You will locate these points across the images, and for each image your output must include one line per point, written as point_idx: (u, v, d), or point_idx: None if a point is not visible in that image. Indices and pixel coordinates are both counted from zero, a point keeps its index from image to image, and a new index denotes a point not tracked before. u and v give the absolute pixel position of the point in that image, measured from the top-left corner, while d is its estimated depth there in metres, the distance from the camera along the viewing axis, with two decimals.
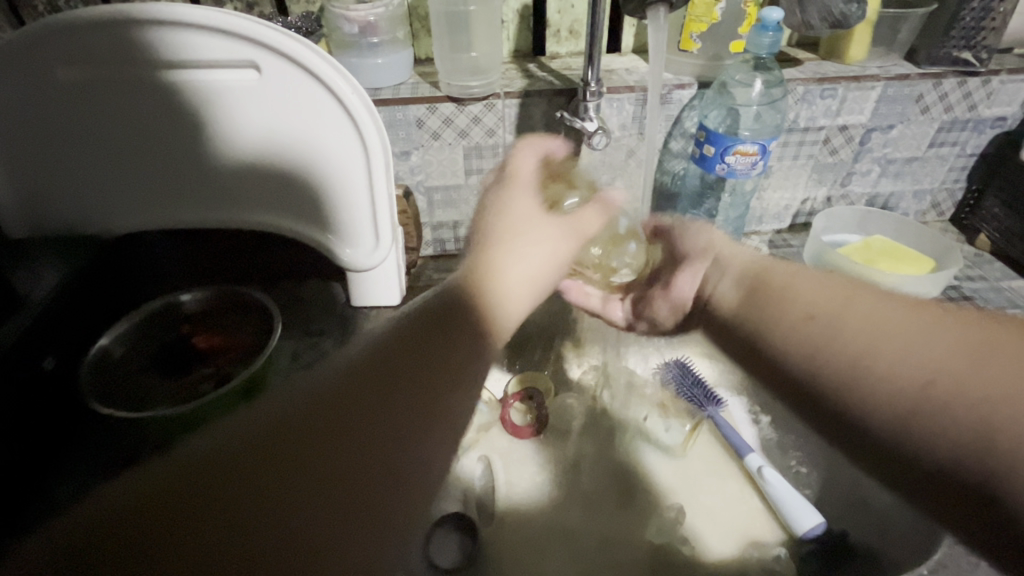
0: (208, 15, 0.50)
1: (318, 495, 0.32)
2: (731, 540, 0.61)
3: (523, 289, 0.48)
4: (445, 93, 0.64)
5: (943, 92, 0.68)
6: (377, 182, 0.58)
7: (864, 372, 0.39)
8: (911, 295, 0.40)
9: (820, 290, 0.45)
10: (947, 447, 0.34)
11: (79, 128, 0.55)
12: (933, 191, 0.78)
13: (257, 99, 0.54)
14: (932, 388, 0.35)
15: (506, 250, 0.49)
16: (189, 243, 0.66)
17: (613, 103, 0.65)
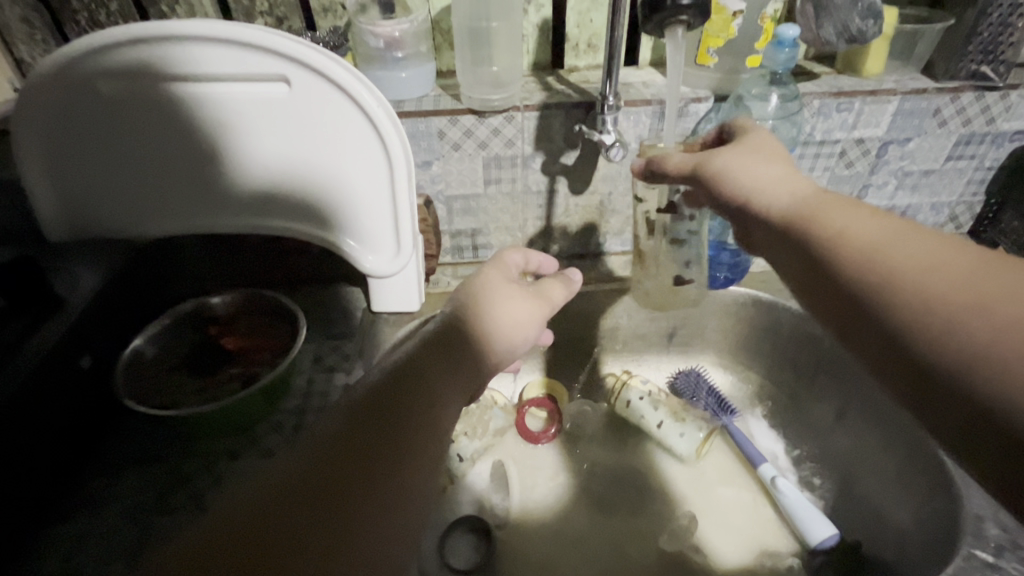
0: (245, 30, 0.52)
1: (325, 502, 0.31)
2: (745, 549, 0.61)
3: (514, 326, 0.48)
4: (466, 106, 0.66)
5: (960, 106, 0.69)
6: (399, 191, 0.61)
7: (863, 293, 0.35)
8: (943, 245, 0.33)
9: (855, 225, 0.37)
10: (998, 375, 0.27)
11: (119, 138, 0.57)
12: (951, 204, 0.78)
13: (287, 112, 0.57)
14: (930, 301, 0.31)
15: (493, 299, 0.47)
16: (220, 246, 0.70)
17: (631, 116, 0.67)
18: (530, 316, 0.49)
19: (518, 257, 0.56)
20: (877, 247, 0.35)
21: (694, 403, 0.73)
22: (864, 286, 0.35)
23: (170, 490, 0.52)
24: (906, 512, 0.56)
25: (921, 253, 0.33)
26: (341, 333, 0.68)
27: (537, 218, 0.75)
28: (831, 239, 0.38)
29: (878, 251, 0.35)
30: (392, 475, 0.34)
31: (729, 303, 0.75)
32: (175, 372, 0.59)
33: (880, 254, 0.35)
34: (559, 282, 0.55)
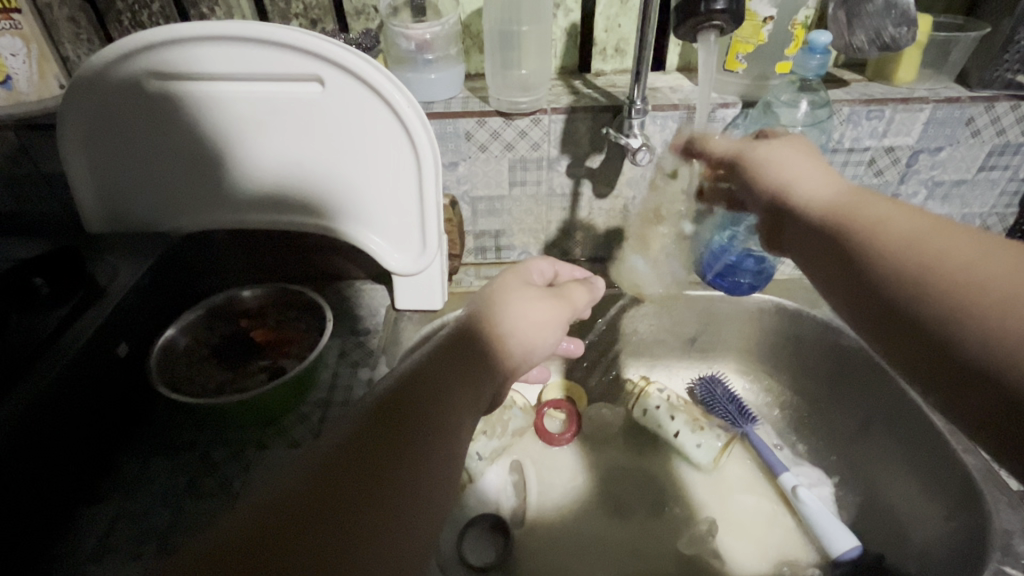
0: (284, 30, 0.53)
1: (368, 493, 0.32)
2: (764, 556, 0.61)
3: (529, 331, 0.47)
4: (494, 108, 0.66)
5: (995, 116, 0.68)
6: (427, 190, 0.62)
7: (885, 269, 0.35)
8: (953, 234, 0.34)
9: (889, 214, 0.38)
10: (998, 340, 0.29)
11: (160, 135, 0.59)
12: (983, 215, 0.77)
13: (320, 112, 0.58)
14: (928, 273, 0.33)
15: (510, 303, 0.48)
16: (249, 240, 0.72)
17: (657, 121, 0.67)
18: (546, 318, 0.49)
19: (543, 266, 0.58)
20: (908, 247, 0.35)
21: (714, 411, 0.73)
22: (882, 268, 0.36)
23: (199, 476, 0.54)
24: (933, 529, 0.55)
25: (959, 247, 0.33)
26: (366, 329, 0.69)
27: (561, 221, 0.76)
28: (867, 224, 0.38)
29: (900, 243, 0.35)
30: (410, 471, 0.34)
31: (752, 310, 0.74)
32: (207, 362, 0.61)
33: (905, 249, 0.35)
34: (583, 287, 0.56)
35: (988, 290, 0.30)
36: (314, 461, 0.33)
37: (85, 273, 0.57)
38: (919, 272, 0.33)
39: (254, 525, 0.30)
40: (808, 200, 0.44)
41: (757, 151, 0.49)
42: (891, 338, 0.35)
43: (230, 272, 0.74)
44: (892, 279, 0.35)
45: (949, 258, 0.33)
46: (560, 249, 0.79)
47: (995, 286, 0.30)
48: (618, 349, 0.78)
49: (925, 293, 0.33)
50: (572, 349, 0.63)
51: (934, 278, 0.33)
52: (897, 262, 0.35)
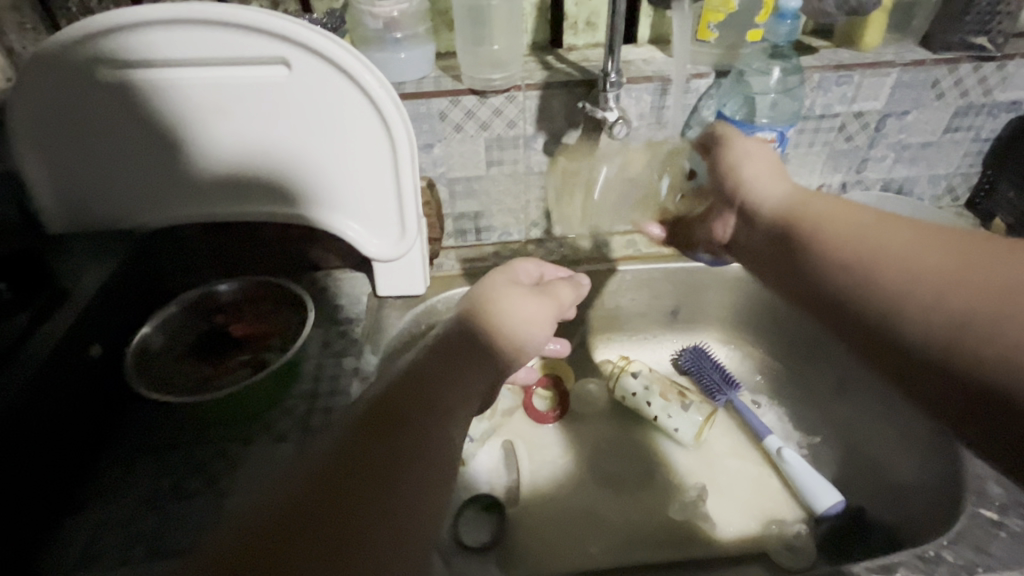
0: (240, 11, 0.51)
1: (357, 503, 0.31)
2: (751, 517, 0.63)
3: (518, 321, 0.47)
4: (468, 87, 0.65)
5: (958, 77, 0.69)
6: (402, 173, 0.60)
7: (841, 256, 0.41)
8: (901, 224, 0.41)
9: (855, 211, 0.43)
10: (939, 319, 0.35)
11: (117, 130, 0.57)
12: (948, 176, 0.79)
13: (285, 98, 0.56)
14: (874, 260, 0.39)
15: (496, 299, 0.48)
16: (223, 235, 0.70)
17: (632, 94, 0.66)
18: (534, 313, 0.49)
19: (529, 266, 0.58)
20: (860, 230, 0.42)
21: (699, 379, 0.74)
22: (837, 252, 0.42)
23: (184, 480, 0.52)
24: (913, 478, 0.57)
25: (900, 236, 0.40)
26: (347, 319, 0.68)
27: (539, 199, 0.75)
28: (824, 219, 0.44)
29: (855, 233, 0.42)
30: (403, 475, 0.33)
31: (731, 278, 0.75)
32: (187, 360, 0.60)
33: (865, 243, 0.40)
34: (568, 284, 0.56)
35: (926, 272, 0.37)
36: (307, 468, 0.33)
37: (50, 275, 0.55)
38: (871, 258, 0.40)
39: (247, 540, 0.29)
40: (766, 202, 0.49)
41: (727, 152, 0.54)
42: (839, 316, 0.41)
43: (204, 268, 0.72)
44: (844, 265, 0.41)
45: (897, 250, 0.39)
46: (541, 228, 0.79)
47: (931, 272, 0.36)
48: (603, 325, 0.78)
49: (872, 282, 0.39)
50: (557, 349, 0.63)
51: (878, 265, 0.39)
52: (853, 249, 0.41)
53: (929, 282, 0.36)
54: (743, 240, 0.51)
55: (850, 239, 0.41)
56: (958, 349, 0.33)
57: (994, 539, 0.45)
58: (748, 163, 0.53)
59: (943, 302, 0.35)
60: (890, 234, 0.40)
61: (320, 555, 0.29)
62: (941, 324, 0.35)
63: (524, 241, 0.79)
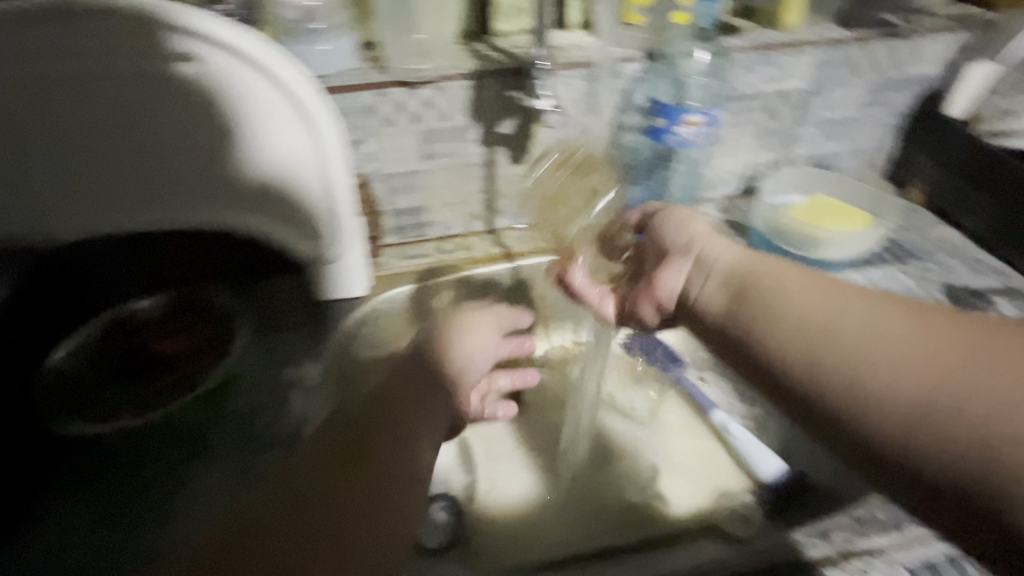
0: (166, 7, 0.48)
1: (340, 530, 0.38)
2: (702, 490, 0.64)
3: (472, 354, 0.55)
4: (395, 78, 0.63)
5: (872, 55, 0.72)
6: (333, 170, 0.58)
7: (805, 338, 0.43)
8: (861, 301, 0.43)
9: (806, 287, 0.47)
10: (897, 413, 0.37)
11: (13, 140, 0.52)
12: (869, 149, 0.82)
13: (206, 104, 0.52)
14: (839, 343, 0.41)
15: (450, 334, 0.55)
16: (138, 244, 0.61)
17: (564, 80, 0.66)
18: (490, 342, 0.58)
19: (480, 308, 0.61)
20: (817, 308, 0.44)
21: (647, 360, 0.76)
22: (806, 330, 0.43)
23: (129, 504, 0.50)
24: None
25: (860, 315, 0.42)
26: (287, 326, 0.64)
27: (479, 191, 0.74)
28: (780, 293, 0.47)
29: (816, 314, 0.44)
30: (356, 533, 0.38)
31: None
32: (110, 382, 0.56)
33: (834, 324, 0.43)
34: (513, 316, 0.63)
35: (894, 358, 0.38)
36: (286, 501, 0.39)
37: None
38: (835, 340, 0.42)
39: None
40: (719, 265, 0.53)
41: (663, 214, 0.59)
42: (794, 402, 0.43)
43: (124, 288, 0.62)
44: (808, 343, 0.43)
45: (859, 332, 0.41)
46: (482, 221, 0.77)
47: (896, 359, 0.38)
48: (552, 316, 0.78)
49: (834, 364, 0.41)
50: (529, 381, 0.69)
51: (849, 345, 0.41)
52: (820, 329, 0.43)
53: (884, 370, 0.38)
54: (695, 292, 0.53)
55: (803, 312, 0.45)
56: (915, 435, 0.36)
57: None
58: (684, 223, 0.57)
59: (892, 390, 0.38)
60: (851, 311, 0.43)
61: None
62: (902, 419, 0.37)
63: (467, 235, 0.78)
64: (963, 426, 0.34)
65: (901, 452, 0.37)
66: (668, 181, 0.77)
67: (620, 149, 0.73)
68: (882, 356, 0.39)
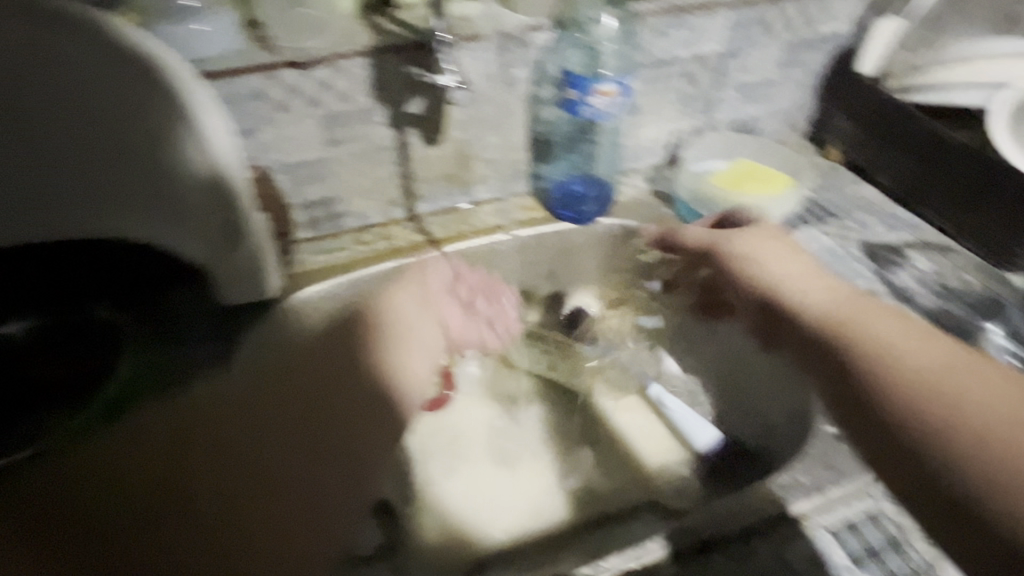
0: None
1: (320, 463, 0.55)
2: (640, 466, 0.64)
3: (419, 309, 0.68)
4: (283, 58, 0.57)
5: (783, 14, 0.72)
6: (208, 148, 0.52)
7: (891, 400, 0.53)
8: (975, 376, 0.53)
9: (907, 335, 0.57)
10: (979, 483, 0.47)
11: None
12: (788, 110, 0.83)
13: (72, 98, 0.49)
14: (940, 398, 0.52)
15: (394, 294, 0.67)
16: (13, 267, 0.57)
17: (471, 52, 0.62)
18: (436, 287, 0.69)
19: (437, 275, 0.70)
20: (932, 373, 0.53)
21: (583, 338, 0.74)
22: (897, 387, 0.54)
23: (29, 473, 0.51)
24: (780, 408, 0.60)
25: (976, 390, 0.52)
26: (191, 333, 0.61)
27: (394, 176, 0.70)
28: (879, 343, 0.57)
29: (927, 379, 0.53)
30: (348, 470, 0.56)
31: (603, 237, 0.73)
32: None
33: (945, 383, 0.52)
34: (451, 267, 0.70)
35: (994, 419, 0.50)
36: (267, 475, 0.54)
37: None
38: (945, 400, 0.52)
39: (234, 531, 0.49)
40: (811, 308, 0.62)
41: (728, 244, 0.68)
42: (870, 440, 0.51)
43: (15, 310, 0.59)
44: (907, 395, 0.53)
45: (981, 417, 0.50)
46: (402, 207, 0.73)
47: (1013, 449, 0.48)
48: None
49: (943, 434, 0.50)
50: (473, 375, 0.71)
51: (969, 414, 0.51)
52: (916, 386, 0.53)
53: (988, 437, 0.49)
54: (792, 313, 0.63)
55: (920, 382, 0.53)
56: (996, 501, 0.46)
57: None
58: (769, 259, 0.66)
59: (984, 425, 0.50)
60: (976, 390, 0.52)
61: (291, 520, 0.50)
62: (992, 487, 0.47)
63: (387, 223, 0.73)
64: None
65: (973, 507, 0.47)
66: (593, 156, 0.75)
67: (539, 123, 0.70)
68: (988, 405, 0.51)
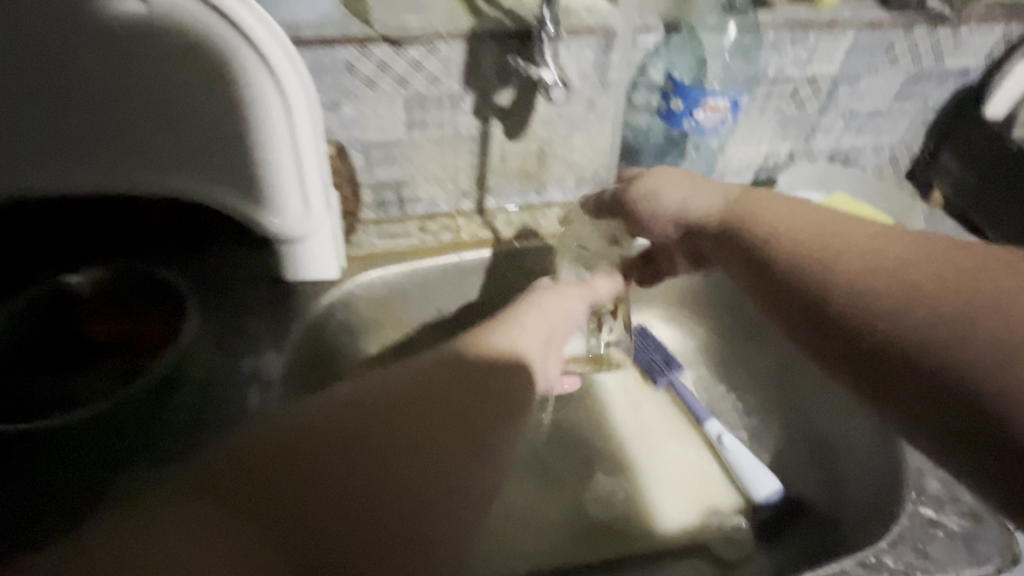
0: None
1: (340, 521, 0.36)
2: (693, 508, 0.60)
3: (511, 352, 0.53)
4: (379, 33, 0.55)
5: (912, 42, 0.65)
6: (303, 142, 0.50)
7: (814, 282, 0.41)
8: (889, 238, 0.41)
9: (858, 257, 0.40)
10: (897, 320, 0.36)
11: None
12: (893, 147, 0.76)
13: (183, 63, 0.45)
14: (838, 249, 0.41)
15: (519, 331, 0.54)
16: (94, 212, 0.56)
17: (572, 48, 0.58)
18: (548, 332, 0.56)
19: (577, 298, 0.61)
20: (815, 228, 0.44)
21: (639, 360, 0.70)
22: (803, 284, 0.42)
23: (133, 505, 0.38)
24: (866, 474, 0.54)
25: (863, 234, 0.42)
26: (246, 310, 0.57)
27: (470, 167, 0.66)
28: (833, 264, 0.41)
29: (819, 239, 0.43)
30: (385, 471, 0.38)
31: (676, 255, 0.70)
32: (35, 370, 0.49)
33: (832, 241, 0.42)
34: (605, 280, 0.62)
35: (881, 285, 0.38)
36: (288, 480, 0.36)
37: None
38: (823, 262, 0.41)
39: (254, 480, 0.36)
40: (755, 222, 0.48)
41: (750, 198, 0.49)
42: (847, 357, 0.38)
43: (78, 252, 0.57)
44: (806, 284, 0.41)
45: (856, 270, 0.39)
46: (472, 200, 0.69)
47: (893, 285, 0.37)
48: None
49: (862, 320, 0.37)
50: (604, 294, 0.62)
51: (837, 300, 0.39)
52: (822, 248, 0.42)
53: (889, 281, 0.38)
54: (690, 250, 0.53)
55: (952, 312, 0.34)
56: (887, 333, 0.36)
57: (934, 541, 0.43)
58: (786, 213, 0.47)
59: (903, 316, 0.36)
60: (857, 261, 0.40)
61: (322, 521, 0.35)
62: (918, 334, 0.34)
63: (454, 213, 0.70)
64: (932, 320, 0.34)
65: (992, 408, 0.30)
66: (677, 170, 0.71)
67: (629, 129, 0.68)
68: (900, 324, 0.35)
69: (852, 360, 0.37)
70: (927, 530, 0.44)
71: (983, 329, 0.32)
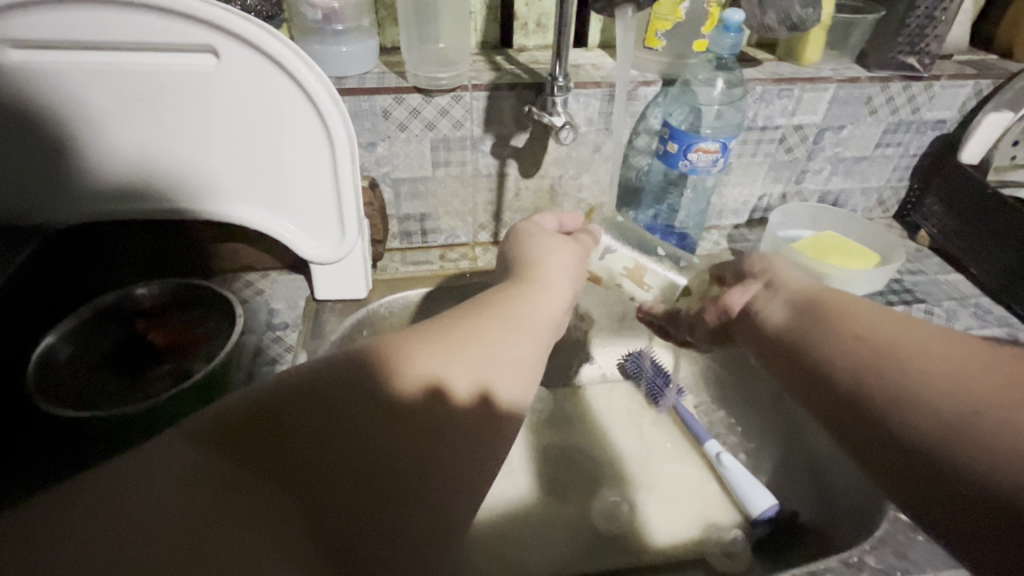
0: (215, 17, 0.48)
1: (355, 493, 0.31)
2: (692, 523, 0.63)
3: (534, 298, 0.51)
4: (412, 84, 0.63)
5: (890, 95, 0.72)
6: (343, 175, 0.57)
7: (856, 373, 0.41)
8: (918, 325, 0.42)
9: (914, 333, 0.41)
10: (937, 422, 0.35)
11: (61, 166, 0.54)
12: (880, 189, 0.82)
13: (246, 108, 0.53)
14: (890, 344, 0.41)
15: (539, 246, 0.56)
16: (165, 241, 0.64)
17: (580, 98, 0.66)
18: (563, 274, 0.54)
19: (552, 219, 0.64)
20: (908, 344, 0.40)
21: (642, 384, 0.76)
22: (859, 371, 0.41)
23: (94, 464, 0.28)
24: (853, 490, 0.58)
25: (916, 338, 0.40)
26: (282, 324, 0.63)
27: (487, 203, 0.73)
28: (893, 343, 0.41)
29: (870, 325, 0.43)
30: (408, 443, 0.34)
31: None
32: (99, 373, 0.55)
33: (866, 329, 0.43)
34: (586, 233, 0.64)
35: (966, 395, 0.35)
36: (315, 420, 0.32)
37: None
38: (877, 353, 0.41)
39: (284, 418, 0.31)
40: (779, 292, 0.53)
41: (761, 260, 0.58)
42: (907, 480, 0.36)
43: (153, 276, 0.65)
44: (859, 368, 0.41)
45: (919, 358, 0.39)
46: (488, 232, 0.76)
47: (958, 393, 0.35)
48: None
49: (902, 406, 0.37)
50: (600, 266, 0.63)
51: (904, 371, 0.38)
52: (867, 342, 0.42)
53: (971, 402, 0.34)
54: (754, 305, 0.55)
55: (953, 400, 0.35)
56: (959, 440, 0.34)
57: (914, 545, 0.46)
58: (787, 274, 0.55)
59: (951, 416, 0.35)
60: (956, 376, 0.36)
61: (345, 484, 0.31)
62: (952, 419, 0.35)
63: (472, 244, 0.77)
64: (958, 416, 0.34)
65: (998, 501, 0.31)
66: (677, 208, 0.77)
67: (632, 169, 0.75)
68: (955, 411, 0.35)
69: (855, 415, 0.40)
70: (906, 535, 0.47)
71: (977, 440, 0.33)
